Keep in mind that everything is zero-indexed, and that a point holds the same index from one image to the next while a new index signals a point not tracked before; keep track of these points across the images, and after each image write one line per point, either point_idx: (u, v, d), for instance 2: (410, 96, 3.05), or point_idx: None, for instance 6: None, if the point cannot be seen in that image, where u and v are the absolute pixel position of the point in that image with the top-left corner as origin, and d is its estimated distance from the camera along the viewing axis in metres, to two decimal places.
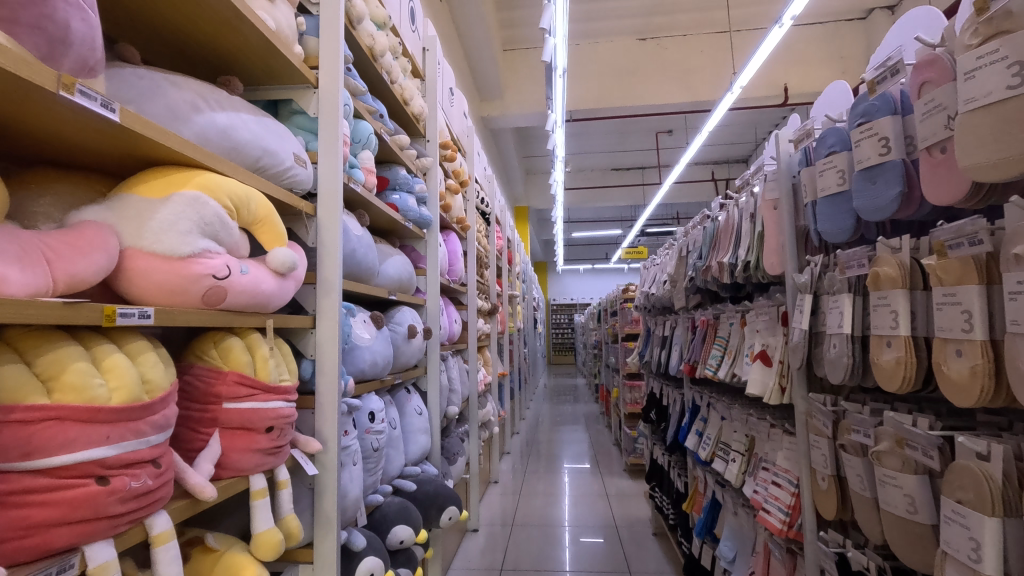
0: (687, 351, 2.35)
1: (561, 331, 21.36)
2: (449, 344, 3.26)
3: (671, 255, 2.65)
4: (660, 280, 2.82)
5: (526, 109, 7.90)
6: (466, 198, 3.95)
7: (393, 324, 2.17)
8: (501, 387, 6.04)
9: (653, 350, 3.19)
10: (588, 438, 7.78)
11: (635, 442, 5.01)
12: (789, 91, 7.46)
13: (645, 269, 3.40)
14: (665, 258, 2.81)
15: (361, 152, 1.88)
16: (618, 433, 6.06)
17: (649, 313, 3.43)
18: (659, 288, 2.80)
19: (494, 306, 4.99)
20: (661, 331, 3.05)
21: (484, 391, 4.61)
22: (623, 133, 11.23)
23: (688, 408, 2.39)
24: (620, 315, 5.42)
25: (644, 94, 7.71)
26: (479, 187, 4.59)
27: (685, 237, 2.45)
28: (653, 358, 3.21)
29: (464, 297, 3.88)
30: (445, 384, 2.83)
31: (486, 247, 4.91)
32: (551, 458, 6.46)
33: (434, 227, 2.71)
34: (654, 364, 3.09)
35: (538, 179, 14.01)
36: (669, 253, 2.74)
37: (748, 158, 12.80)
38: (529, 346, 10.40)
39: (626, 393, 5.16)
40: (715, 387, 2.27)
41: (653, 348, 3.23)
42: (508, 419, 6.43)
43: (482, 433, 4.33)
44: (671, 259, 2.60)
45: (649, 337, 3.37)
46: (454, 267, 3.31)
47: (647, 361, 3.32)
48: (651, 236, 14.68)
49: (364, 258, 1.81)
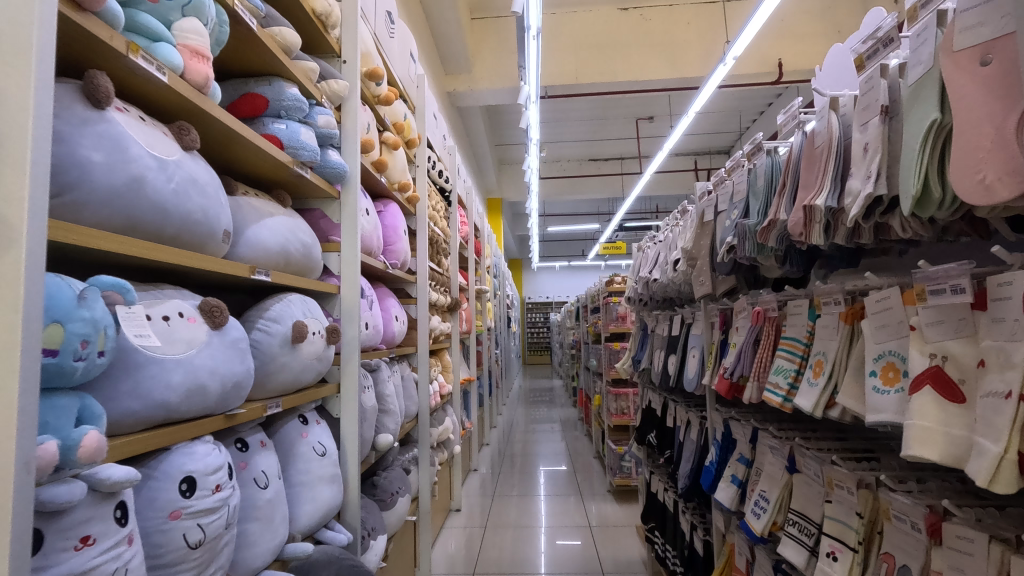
0: (718, 359, 1.62)
1: (536, 330, 20.65)
2: (386, 348, 2.48)
3: (685, 224, 1.91)
4: (667, 260, 2.09)
5: (497, 85, 7.14)
6: (415, 164, 3.17)
7: (266, 321, 1.39)
8: (466, 395, 5.26)
9: (653, 356, 2.45)
10: (565, 447, 7.05)
11: (622, 459, 4.28)
12: (783, 68, 6.82)
13: (642, 250, 2.67)
14: (676, 232, 2.07)
15: (182, 20, 1.07)
16: (599, 445, 5.33)
17: (647, 307, 2.70)
18: (666, 272, 2.05)
19: (457, 302, 4.21)
20: (667, 330, 2.31)
21: (443, 403, 3.83)
22: (601, 118, 10.55)
23: (716, 443, 1.68)
24: (603, 311, 4.69)
25: (627, 69, 7.01)
26: (436, 157, 3.81)
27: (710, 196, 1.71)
28: (651, 365, 2.47)
29: (413, 289, 3.10)
30: (373, 405, 2.05)
31: (446, 231, 4.14)
32: (524, 472, 5.70)
33: (354, 182, 1.91)
34: (655, 373, 2.35)
35: (511, 169, 13.24)
36: (682, 224, 2.00)
37: (731, 149, 12.24)
38: (502, 346, 9.64)
39: (610, 404, 4.43)
40: (762, 418, 1.60)
41: (653, 351, 2.50)
42: (475, 431, 5.65)
43: (438, 454, 3.56)
44: (686, 230, 1.86)
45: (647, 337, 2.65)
46: (392, 248, 2.53)
47: (644, 368, 2.58)
48: (630, 231, 14.03)
49: (178, 201, 1.02)
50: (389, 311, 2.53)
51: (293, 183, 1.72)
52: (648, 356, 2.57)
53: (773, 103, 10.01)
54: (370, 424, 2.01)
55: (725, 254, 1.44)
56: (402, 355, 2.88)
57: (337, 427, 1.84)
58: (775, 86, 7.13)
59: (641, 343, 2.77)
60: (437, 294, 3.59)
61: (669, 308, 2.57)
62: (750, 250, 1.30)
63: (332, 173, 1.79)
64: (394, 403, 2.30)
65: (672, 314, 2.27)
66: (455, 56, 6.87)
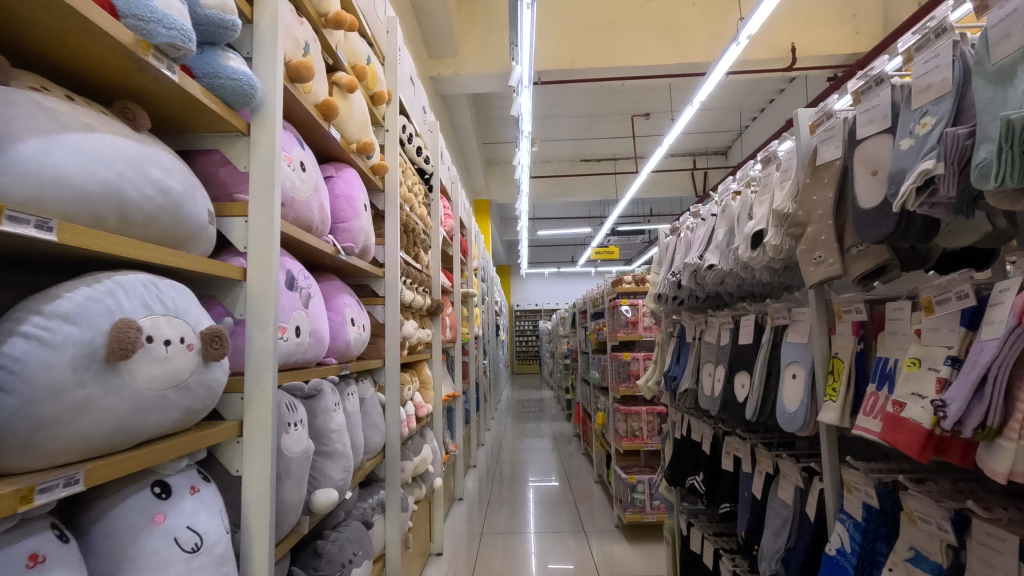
0: (877, 385, 1.07)
1: (524, 338, 19.94)
2: (334, 363, 1.82)
3: (777, 181, 1.29)
4: (737, 235, 1.46)
5: (486, 70, 6.51)
6: (384, 127, 2.53)
7: (47, 317, 0.72)
8: (449, 412, 4.59)
9: (703, 375, 1.81)
10: (560, 466, 6.40)
11: (633, 490, 3.63)
12: (797, 53, 6.30)
13: (682, 235, 2.03)
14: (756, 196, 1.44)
15: None
16: (602, 469, 4.69)
17: (686, 306, 2.07)
18: (738, 254, 1.42)
19: (439, 305, 3.55)
20: (729, 338, 1.68)
21: (420, 428, 3.15)
22: (595, 114, 10.00)
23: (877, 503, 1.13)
24: (609, 316, 4.06)
25: (627, 54, 6.44)
26: (413, 128, 3.17)
27: (840, 126, 1.08)
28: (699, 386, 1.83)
29: (380, 287, 2.43)
30: (308, 451, 1.38)
31: (425, 220, 3.49)
32: (515, 499, 5.01)
33: (272, 108, 1.24)
34: (708, 398, 1.72)
35: (499, 169, 12.63)
36: (768, 182, 1.37)
37: (729, 149, 11.77)
38: (489, 355, 8.96)
39: (618, 425, 3.79)
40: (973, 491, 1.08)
41: (702, 367, 1.86)
42: (461, 453, 4.95)
43: (414, 490, 2.90)
44: (784, 186, 1.24)
45: (687, 346, 2.02)
46: (345, 227, 1.88)
47: (684, 390, 1.93)
48: (623, 235, 13.48)
49: None
50: (341, 314, 1.88)
51: (168, 99, 1.07)
52: (690, 373, 1.93)
53: (776, 99, 9.55)
54: (304, 480, 1.34)
55: (919, 203, 0.81)
56: (364, 371, 2.23)
57: (228, 485, 1.15)
58: (786, 73, 6.61)
59: (675, 356, 2.13)
60: (413, 293, 2.93)
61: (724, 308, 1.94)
62: (1004, 179, 0.69)
63: (227, 87, 1.13)
64: (346, 442, 1.64)
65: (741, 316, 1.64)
66: (440, 37, 6.22)
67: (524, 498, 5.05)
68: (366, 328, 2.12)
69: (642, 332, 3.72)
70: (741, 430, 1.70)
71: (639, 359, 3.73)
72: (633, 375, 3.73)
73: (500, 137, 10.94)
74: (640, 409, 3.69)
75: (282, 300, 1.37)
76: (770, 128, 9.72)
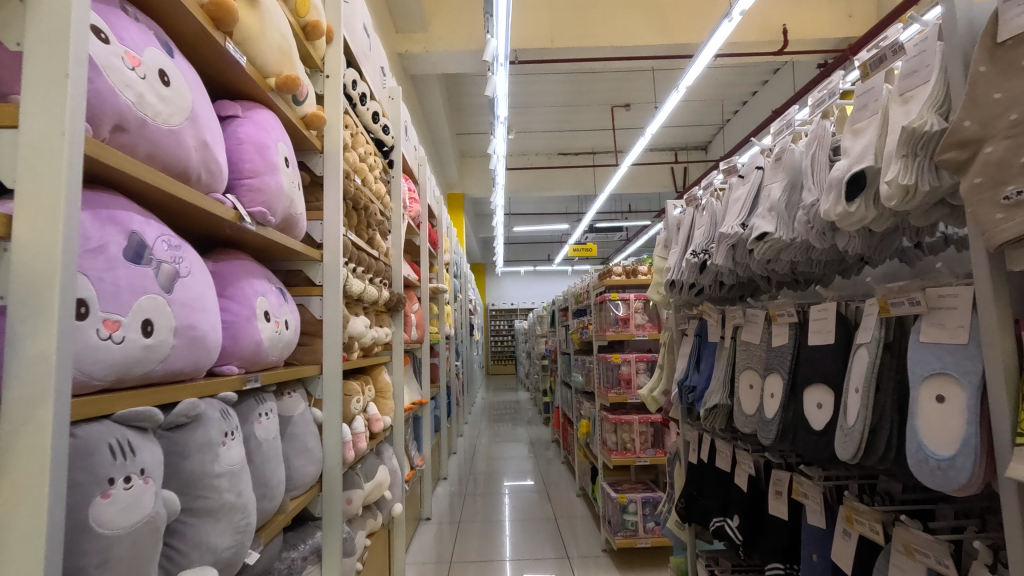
0: None
1: (500, 338, 19.44)
2: (236, 372, 1.31)
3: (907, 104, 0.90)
4: (822, 185, 1.01)
5: (458, 48, 6.01)
6: (324, 73, 2.02)
7: None
8: (414, 421, 4.07)
9: (749, 390, 1.38)
10: (537, 475, 5.94)
11: (625, 512, 3.17)
12: (788, 36, 5.95)
13: (704, 206, 1.59)
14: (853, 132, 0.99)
15: None
16: (586, 481, 4.23)
17: (708, 292, 1.62)
18: (825, 215, 0.97)
19: (401, 300, 3.05)
20: (796, 341, 1.26)
21: (375, 446, 2.64)
22: (573, 103, 9.57)
23: None
24: (595, 313, 3.59)
25: (610, 32, 6.00)
26: (366, 88, 2.67)
27: None
28: (739, 404, 1.40)
29: (317, 273, 1.93)
30: (162, 520, 0.88)
31: (383, 200, 2.98)
32: (488, 516, 4.52)
33: None
34: (762, 425, 1.28)
35: (474, 162, 12.13)
36: (889, 112, 0.93)
37: (709, 143, 11.49)
38: (463, 356, 8.44)
39: (607, 436, 3.32)
40: None
41: (740, 377, 1.42)
42: (429, 467, 4.44)
43: (365, 521, 2.39)
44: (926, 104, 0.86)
45: (719, 350, 1.56)
46: (257, 186, 1.37)
47: (712, 407, 1.49)
48: (601, 232, 13.10)
49: None
50: (251, 306, 1.37)
51: None
52: (721, 384, 1.49)
53: (759, 91, 9.26)
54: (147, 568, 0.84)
55: None
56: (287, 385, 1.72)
57: None
58: (776, 57, 6.26)
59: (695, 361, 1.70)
60: (365, 284, 2.42)
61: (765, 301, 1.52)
62: None
63: None
64: (244, 490, 1.13)
65: (811, 312, 1.23)
66: (409, 10, 5.68)
67: (498, 515, 4.55)
68: (292, 326, 1.61)
69: (632, 330, 3.25)
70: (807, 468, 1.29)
71: (630, 361, 3.27)
72: (622, 379, 3.26)
73: (475, 127, 10.45)
74: (632, 418, 3.23)
75: (117, 279, 0.86)
76: (753, 121, 9.44)
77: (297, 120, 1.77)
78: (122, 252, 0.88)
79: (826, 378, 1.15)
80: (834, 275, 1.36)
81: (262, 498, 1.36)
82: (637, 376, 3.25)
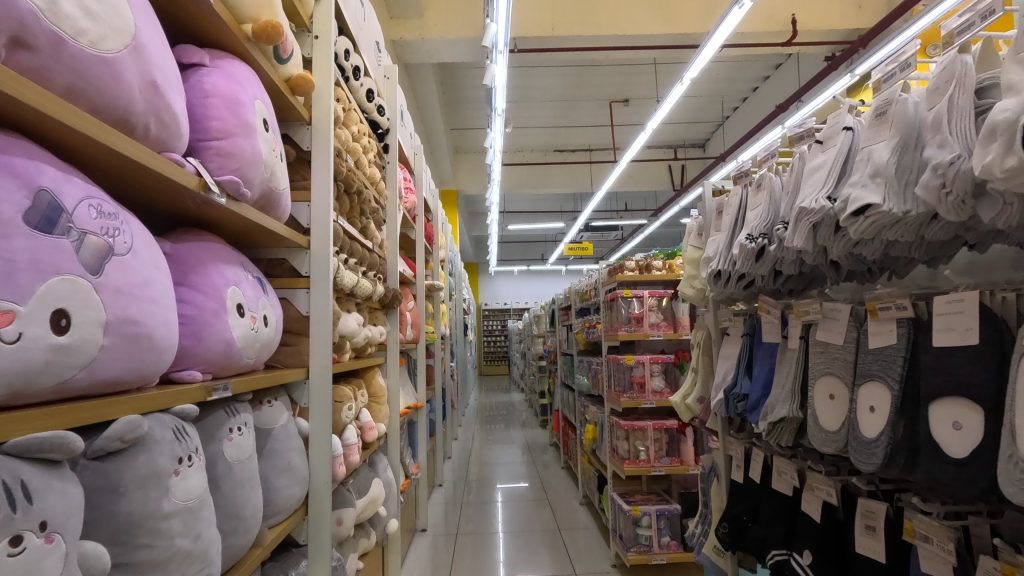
0: None
1: (492, 338, 19.15)
2: (200, 379, 1.06)
3: None
4: (970, 144, 0.79)
5: (455, 35, 5.75)
6: (312, 35, 1.76)
7: None
8: (408, 426, 3.82)
9: (834, 402, 1.18)
10: (536, 481, 5.69)
11: (637, 525, 2.94)
12: (797, 26, 5.76)
13: (760, 184, 1.37)
14: (1012, 64, 0.75)
15: None
16: (591, 490, 3.99)
17: (761, 281, 1.40)
18: (981, 175, 0.74)
19: (397, 296, 2.80)
20: (909, 344, 1.04)
21: (368, 457, 2.39)
22: (572, 98, 9.35)
23: None
24: (604, 311, 3.35)
25: (614, 21, 5.77)
26: (361, 60, 2.41)
27: None
28: (822, 419, 1.20)
29: (302, 263, 1.67)
30: None
31: (378, 186, 2.73)
32: (486, 526, 4.27)
33: None
34: (863, 448, 1.08)
35: (468, 157, 11.87)
36: None
37: (707, 141, 11.32)
38: (457, 357, 8.17)
39: (618, 443, 3.09)
40: None
41: (825, 384, 1.21)
42: (424, 474, 4.18)
43: (357, 542, 2.14)
44: None
45: (785, 354, 1.35)
46: (230, 150, 1.12)
47: (777, 420, 1.30)
48: (597, 230, 12.88)
49: None
50: (223, 299, 1.13)
51: None
52: (792, 392, 1.29)
53: (760, 87, 9.08)
54: None
55: None
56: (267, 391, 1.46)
57: None
58: (784, 49, 6.07)
59: (748, 366, 1.51)
60: (359, 278, 2.17)
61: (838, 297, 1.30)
62: None
63: None
64: (205, 532, 0.88)
65: (935, 304, 1.00)
66: None
67: (497, 525, 4.30)
68: (273, 323, 1.36)
69: (646, 329, 3.02)
70: (920, 500, 1.09)
71: (644, 362, 3.03)
72: (634, 382, 3.03)
73: (470, 122, 10.20)
74: (646, 424, 3.00)
75: (15, 252, 0.62)
76: (754, 117, 9.25)
77: (280, 82, 1.51)
78: (22, 216, 0.64)
79: (964, 389, 0.93)
80: (926, 262, 1.15)
81: (232, 533, 1.11)
82: (651, 378, 3.03)
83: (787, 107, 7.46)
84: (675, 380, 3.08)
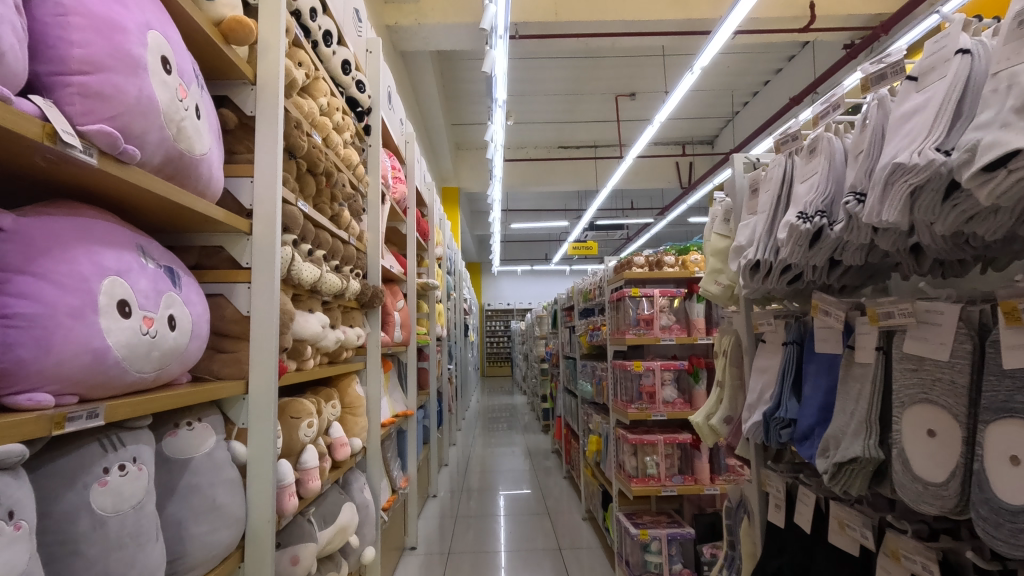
0: None
1: (495, 339, 18.83)
2: (51, 404, 0.78)
3: None
4: None
5: (453, 20, 5.45)
6: None
7: None
8: (395, 435, 3.52)
9: (934, 445, 0.87)
10: (536, 491, 5.40)
11: (646, 551, 2.63)
12: (816, 11, 5.44)
13: (814, 148, 1.07)
14: None
15: None
16: (594, 505, 3.69)
17: (813, 273, 1.10)
18: None
19: (377, 294, 2.50)
20: None
21: (340, 477, 2.10)
22: (577, 92, 9.05)
23: None
24: (610, 312, 3.05)
25: (621, 5, 5.47)
26: (333, 25, 2.12)
27: None
28: (916, 465, 0.89)
29: (242, 252, 1.37)
30: None
31: (357, 171, 2.44)
32: (481, 542, 3.97)
33: None
34: (1006, 522, 0.75)
35: (469, 154, 11.57)
36: None
37: (716, 137, 11.00)
38: (455, 359, 7.87)
39: (625, 459, 2.78)
40: None
41: (936, 420, 0.87)
42: (415, 487, 3.88)
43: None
44: None
45: (868, 373, 1.01)
46: (101, 91, 0.82)
47: (847, 462, 0.99)
48: (602, 229, 12.56)
49: None
50: (94, 296, 0.83)
51: None
52: (863, 422, 0.98)
53: (772, 80, 8.76)
54: None
55: None
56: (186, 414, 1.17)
57: None
58: (800, 36, 5.75)
59: (795, 384, 1.21)
60: (327, 273, 1.87)
61: (932, 296, 1.00)
62: None
63: None
64: None
65: None
66: None
67: (493, 541, 3.99)
68: (186, 327, 1.07)
69: (657, 333, 2.71)
70: None
71: (654, 370, 2.72)
72: (643, 392, 2.72)
73: (471, 116, 9.90)
74: (656, 438, 2.69)
75: None
76: (766, 112, 8.93)
77: (212, 29, 1.23)
78: None
79: None
80: None
81: None
82: (662, 388, 2.71)
83: (801, 100, 7.15)
84: (689, 390, 2.77)
